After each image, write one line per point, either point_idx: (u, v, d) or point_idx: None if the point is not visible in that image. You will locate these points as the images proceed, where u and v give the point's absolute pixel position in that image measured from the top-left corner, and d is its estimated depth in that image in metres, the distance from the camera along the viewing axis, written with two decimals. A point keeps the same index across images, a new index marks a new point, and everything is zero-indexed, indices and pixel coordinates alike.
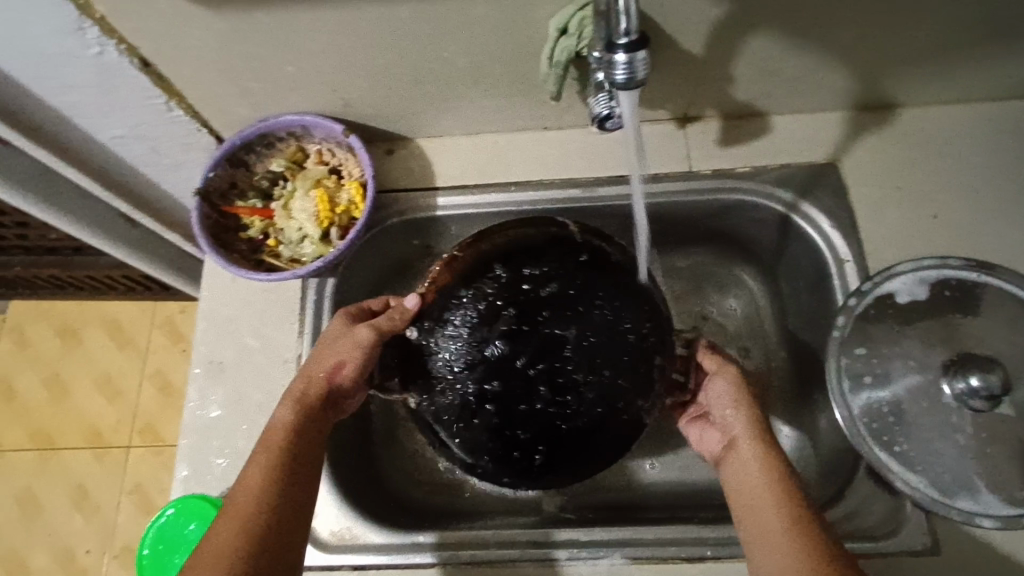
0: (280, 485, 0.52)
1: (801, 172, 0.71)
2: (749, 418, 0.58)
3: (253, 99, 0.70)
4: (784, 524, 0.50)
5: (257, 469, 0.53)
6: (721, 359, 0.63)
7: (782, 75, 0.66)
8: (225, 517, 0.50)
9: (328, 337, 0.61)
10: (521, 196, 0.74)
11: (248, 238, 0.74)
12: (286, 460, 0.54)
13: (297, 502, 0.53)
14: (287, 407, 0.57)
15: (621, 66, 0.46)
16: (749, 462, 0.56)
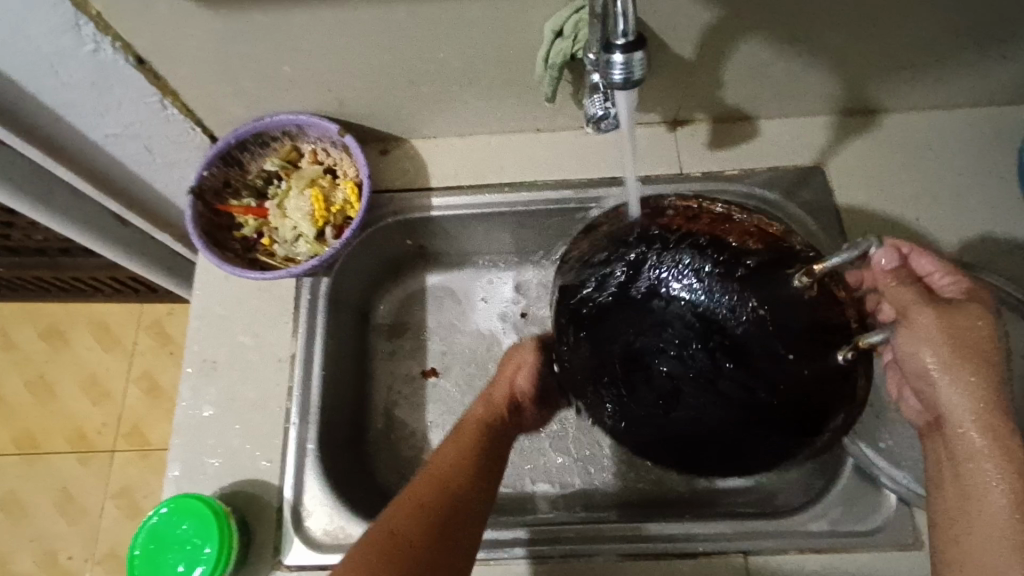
0: (468, 470, 0.59)
1: (789, 174, 0.72)
2: (973, 392, 0.49)
3: (248, 99, 0.70)
4: (1017, 527, 0.46)
5: (453, 454, 0.61)
6: (920, 298, 0.52)
7: (770, 79, 0.68)
8: (412, 497, 0.56)
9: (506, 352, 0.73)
10: (515, 197, 0.75)
11: (242, 237, 0.74)
12: (474, 458, 0.61)
13: (485, 491, 0.59)
14: (481, 404, 0.67)
15: (617, 67, 0.46)
16: (965, 442, 0.49)
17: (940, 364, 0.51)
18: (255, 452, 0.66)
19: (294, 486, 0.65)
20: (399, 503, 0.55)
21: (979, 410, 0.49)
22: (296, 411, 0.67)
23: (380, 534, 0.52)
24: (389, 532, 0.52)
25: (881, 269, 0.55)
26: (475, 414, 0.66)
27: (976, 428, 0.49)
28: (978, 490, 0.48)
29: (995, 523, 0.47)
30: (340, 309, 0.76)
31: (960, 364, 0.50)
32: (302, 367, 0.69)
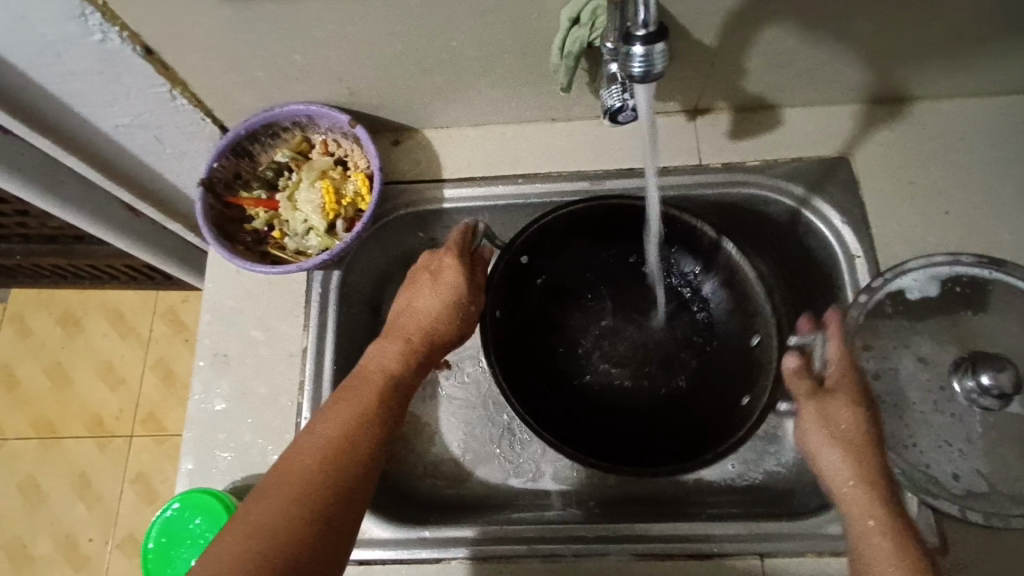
0: (363, 425, 0.54)
1: (812, 166, 0.70)
2: (847, 452, 0.55)
3: (257, 89, 0.69)
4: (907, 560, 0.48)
5: (351, 405, 0.55)
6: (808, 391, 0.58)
7: (795, 67, 0.65)
8: (296, 451, 0.52)
9: (410, 279, 0.65)
10: (528, 189, 0.74)
11: (253, 229, 0.73)
12: (371, 411, 0.55)
13: (380, 446, 0.54)
14: (397, 344, 0.60)
15: (638, 59, 0.44)
16: (838, 463, 0.55)
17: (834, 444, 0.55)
18: (268, 446, 0.66)
19: None
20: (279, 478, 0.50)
21: (834, 447, 0.55)
22: (307, 406, 0.67)
23: (256, 516, 0.47)
24: (254, 524, 0.47)
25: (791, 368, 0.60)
26: (387, 362, 0.59)
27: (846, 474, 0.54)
28: (858, 505, 0.53)
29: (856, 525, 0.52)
30: (351, 302, 0.75)
31: (852, 413, 0.56)
32: (314, 362, 0.69)
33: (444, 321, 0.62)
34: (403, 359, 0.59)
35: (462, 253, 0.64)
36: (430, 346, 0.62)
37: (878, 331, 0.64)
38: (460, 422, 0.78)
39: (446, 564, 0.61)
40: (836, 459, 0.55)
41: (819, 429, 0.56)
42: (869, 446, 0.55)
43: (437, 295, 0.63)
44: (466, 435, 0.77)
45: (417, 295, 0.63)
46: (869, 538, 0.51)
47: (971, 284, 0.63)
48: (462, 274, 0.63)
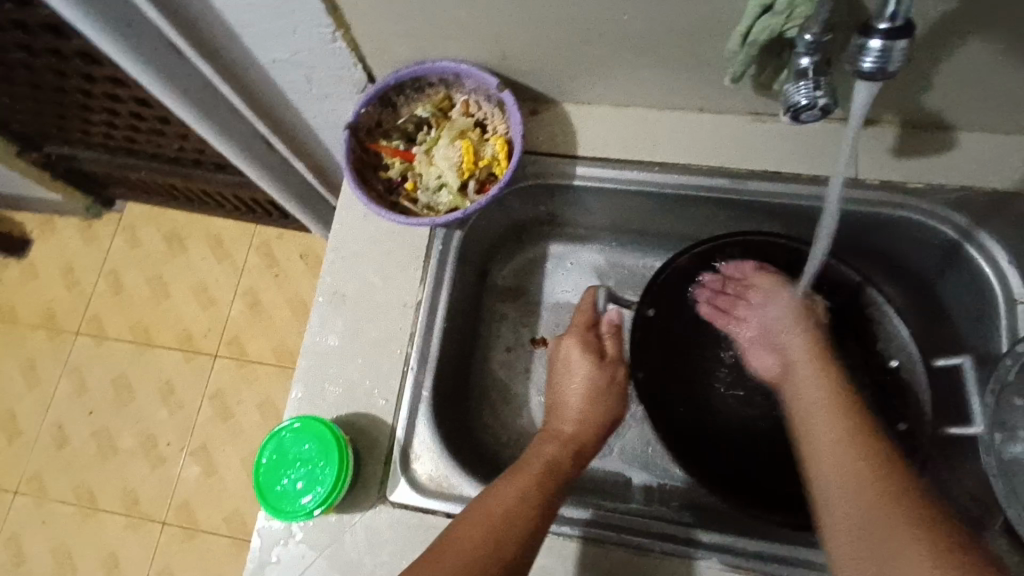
0: (528, 507, 0.55)
1: (979, 197, 0.65)
2: (807, 341, 0.66)
3: (415, 41, 0.70)
4: (874, 491, 0.50)
5: (516, 488, 0.56)
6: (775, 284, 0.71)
7: (987, 88, 0.60)
8: (463, 530, 0.53)
9: (562, 352, 0.69)
10: (665, 177, 0.72)
11: (386, 178, 0.75)
12: (532, 494, 0.56)
13: (543, 527, 0.55)
14: (554, 442, 0.63)
15: (873, 53, 0.43)
16: (811, 381, 0.62)
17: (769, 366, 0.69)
18: (373, 388, 0.68)
19: (405, 427, 0.66)
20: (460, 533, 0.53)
21: (807, 361, 0.64)
22: (415, 357, 0.69)
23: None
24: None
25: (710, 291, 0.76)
26: (546, 452, 0.62)
27: (825, 429, 0.57)
28: (825, 451, 0.55)
29: (824, 484, 0.54)
30: (465, 264, 0.76)
31: (822, 380, 0.61)
32: (426, 316, 0.71)
33: (597, 400, 0.66)
34: (561, 452, 0.62)
35: (595, 343, 0.69)
36: (584, 444, 0.64)
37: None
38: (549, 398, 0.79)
39: None
40: (812, 414, 0.59)
41: (806, 400, 0.61)
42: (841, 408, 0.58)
43: (587, 374, 0.67)
44: None
45: (568, 392, 0.67)
46: (847, 480, 0.52)
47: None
48: (589, 356, 0.68)
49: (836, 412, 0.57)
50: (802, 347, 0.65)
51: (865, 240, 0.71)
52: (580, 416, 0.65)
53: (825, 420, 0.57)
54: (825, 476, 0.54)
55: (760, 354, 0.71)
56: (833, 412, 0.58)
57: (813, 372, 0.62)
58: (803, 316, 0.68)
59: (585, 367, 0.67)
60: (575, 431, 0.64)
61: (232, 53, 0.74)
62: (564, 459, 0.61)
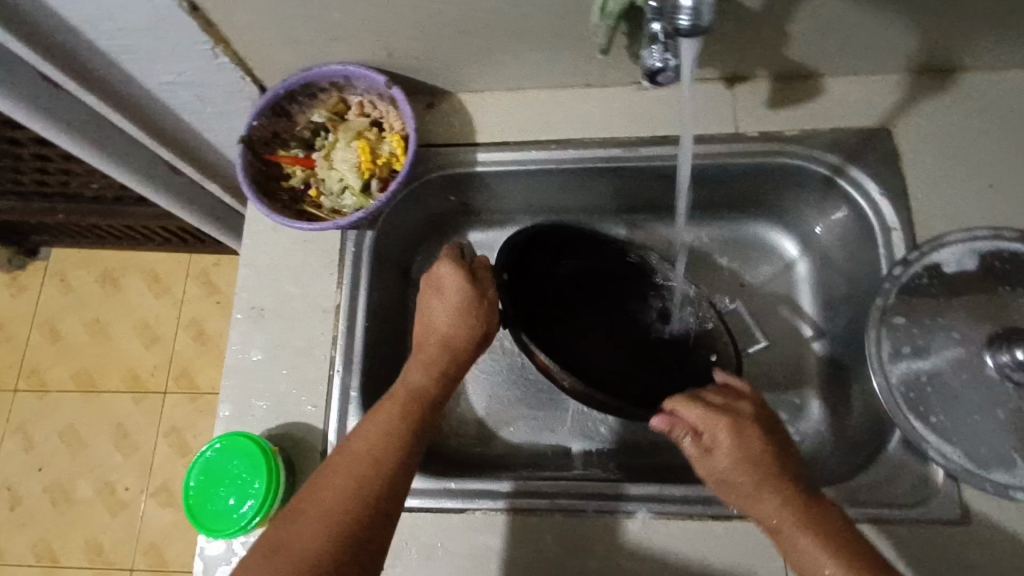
0: (394, 446, 0.56)
1: (851, 137, 0.69)
2: (741, 442, 0.55)
3: (299, 49, 0.70)
4: (830, 553, 0.50)
5: (383, 424, 0.57)
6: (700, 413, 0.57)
7: (840, 34, 0.64)
8: (330, 471, 0.54)
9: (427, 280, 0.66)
10: (562, 155, 0.74)
11: (290, 187, 0.75)
12: (398, 431, 0.57)
13: (414, 457, 0.57)
14: (419, 366, 0.62)
15: (685, 11, 0.45)
16: (741, 445, 0.55)
17: (703, 421, 0.57)
18: (302, 397, 0.68)
19: (338, 430, 0.67)
20: (318, 487, 0.53)
21: (732, 438, 0.55)
22: (340, 360, 0.70)
23: (287, 546, 0.50)
24: (277, 546, 0.50)
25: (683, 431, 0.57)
26: (411, 381, 0.61)
27: (759, 500, 0.53)
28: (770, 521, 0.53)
29: (787, 538, 0.52)
30: (383, 262, 0.77)
31: (738, 442, 0.55)
32: (347, 318, 0.71)
33: (457, 320, 0.63)
34: (424, 379, 0.61)
35: (461, 260, 0.66)
36: (456, 362, 0.63)
37: (934, 321, 0.62)
38: (486, 385, 0.80)
39: (471, 514, 0.63)
40: (732, 486, 0.54)
41: (730, 474, 0.54)
42: (759, 463, 0.54)
43: (454, 300, 0.64)
44: (492, 396, 0.79)
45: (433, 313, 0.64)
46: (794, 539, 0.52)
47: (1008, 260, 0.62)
48: (461, 279, 0.64)
49: (760, 494, 0.53)
50: (731, 453, 0.55)
51: (758, 190, 0.75)
52: (444, 335, 0.63)
53: (763, 489, 0.53)
54: (773, 526, 0.53)
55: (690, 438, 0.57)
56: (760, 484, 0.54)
57: (728, 447, 0.55)
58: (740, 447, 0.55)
59: (455, 285, 0.64)
60: (435, 355, 0.62)
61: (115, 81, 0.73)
62: (432, 386, 0.61)
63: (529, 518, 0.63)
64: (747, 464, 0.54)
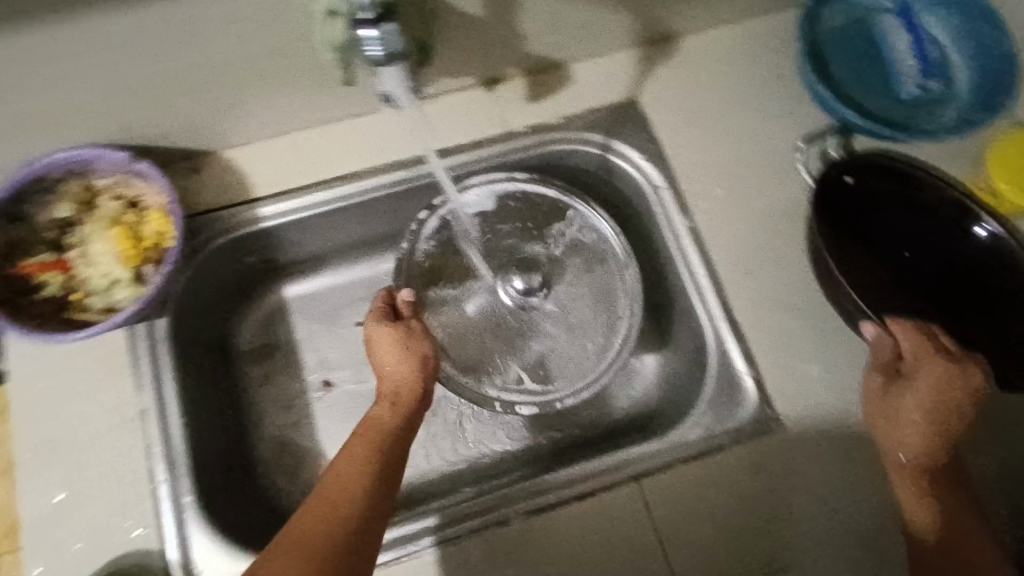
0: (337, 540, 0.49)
1: (607, 113, 0.74)
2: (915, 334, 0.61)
3: (12, 144, 0.62)
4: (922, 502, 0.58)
5: (352, 469, 0.54)
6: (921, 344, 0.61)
7: (566, 24, 0.69)
8: (324, 496, 0.52)
9: (380, 345, 0.64)
10: (348, 189, 0.72)
11: (46, 298, 0.65)
12: (372, 503, 0.52)
13: (340, 535, 0.50)
14: (384, 407, 0.61)
15: (373, 43, 0.46)
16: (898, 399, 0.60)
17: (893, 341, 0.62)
18: (126, 524, 0.61)
19: (178, 545, 0.60)
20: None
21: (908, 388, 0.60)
22: (160, 469, 0.62)
23: None
24: None
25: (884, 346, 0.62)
26: (375, 417, 0.60)
27: (904, 434, 0.59)
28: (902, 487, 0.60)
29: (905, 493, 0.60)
30: (187, 348, 0.70)
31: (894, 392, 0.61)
32: (156, 421, 0.64)
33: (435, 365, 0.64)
34: (390, 414, 0.60)
35: (396, 333, 0.64)
36: (411, 417, 0.61)
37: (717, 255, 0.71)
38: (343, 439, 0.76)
39: None
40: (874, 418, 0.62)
41: (880, 414, 0.61)
42: (929, 345, 0.61)
43: (405, 331, 0.65)
44: None
45: (381, 359, 0.64)
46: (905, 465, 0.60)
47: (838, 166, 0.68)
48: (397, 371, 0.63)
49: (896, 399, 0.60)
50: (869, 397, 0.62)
51: (545, 177, 0.78)
52: (395, 404, 0.61)
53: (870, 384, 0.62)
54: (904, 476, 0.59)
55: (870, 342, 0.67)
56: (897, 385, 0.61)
57: (873, 393, 0.62)
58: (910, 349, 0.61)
59: (391, 335, 0.64)
60: (380, 438, 0.58)
61: None
62: (401, 416, 0.60)
63: (406, 564, 0.60)
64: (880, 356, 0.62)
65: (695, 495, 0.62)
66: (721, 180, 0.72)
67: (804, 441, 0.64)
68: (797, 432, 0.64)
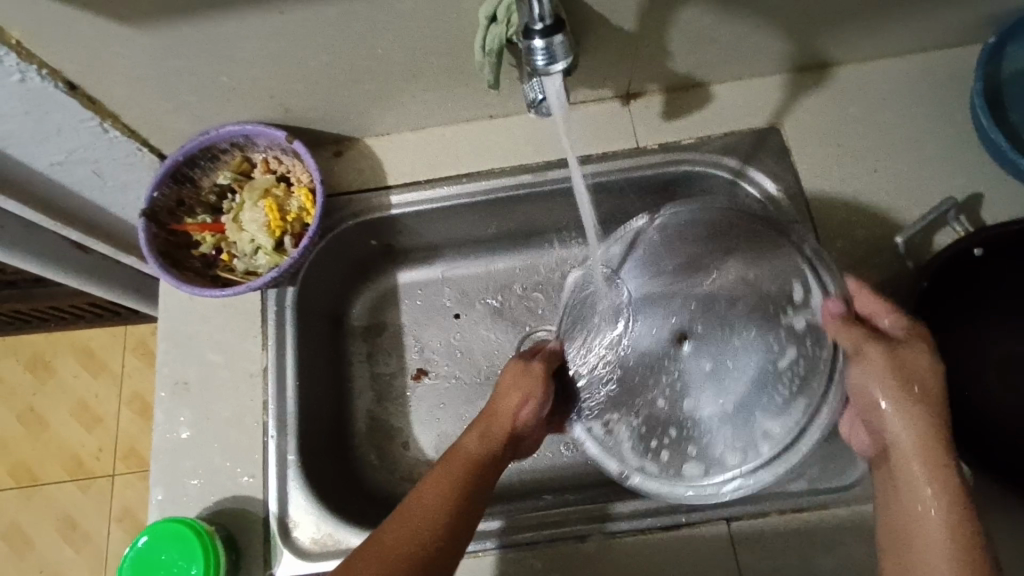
0: (445, 536, 0.52)
1: (745, 138, 0.72)
2: (889, 389, 0.53)
3: (193, 113, 0.69)
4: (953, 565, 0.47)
5: (453, 473, 0.56)
6: (860, 337, 0.55)
7: (715, 43, 0.67)
8: (432, 496, 0.54)
9: (506, 376, 0.63)
10: (473, 187, 0.75)
11: (201, 254, 0.73)
12: (464, 519, 0.54)
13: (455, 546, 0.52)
14: (479, 429, 0.60)
15: (540, 52, 0.48)
16: (890, 425, 0.53)
17: (883, 378, 0.53)
18: (237, 469, 0.66)
19: (278, 499, 0.65)
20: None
21: (898, 406, 0.53)
22: (273, 424, 0.67)
23: None
24: None
25: (866, 385, 0.54)
26: (467, 445, 0.59)
27: (908, 461, 0.52)
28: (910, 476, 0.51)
29: (913, 537, 0.50)
30: (308, 317, 0.75)
31: (913, 416, 0.52)
32: (275, 380, 0.69)
33: (533, 410, 0.62)
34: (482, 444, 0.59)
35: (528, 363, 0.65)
36: (501, 429, 0.61)
37: None
38: (433, 426, 0.79)
39: None
40: (882, 454, 0.55)
41: (899, 433, 0.52)
42: (933, 381, 0.53)
43: (517, 368, 0.64)
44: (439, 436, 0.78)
45: (503, 396, 0.62)
46: (909, 499, 0.51)
47: (957, 255, 0.59)
48: (527, 404, 0.62)
49: (908, 419, 0.52)
50: (911, 428, 0.52)
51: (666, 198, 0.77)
52: (490, 423, 0.61)
53: (920, 416, 0.52)
54: (906, 501, 0.51)
55: (854, 423, 0.59)
56: (897, 396, 0.53)
57: (904, 422, 0.52)
58: (903, 385, 0.53)
59: (519, 378, 0.63)
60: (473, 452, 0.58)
61: (18, 179, 0.69)
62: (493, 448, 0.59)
63: (483, 559, 0.62)
64: (900, 368, 0.53)
65: (788, 549, 0.59)
66: (863, 223, 0.68)
67: None
68: None
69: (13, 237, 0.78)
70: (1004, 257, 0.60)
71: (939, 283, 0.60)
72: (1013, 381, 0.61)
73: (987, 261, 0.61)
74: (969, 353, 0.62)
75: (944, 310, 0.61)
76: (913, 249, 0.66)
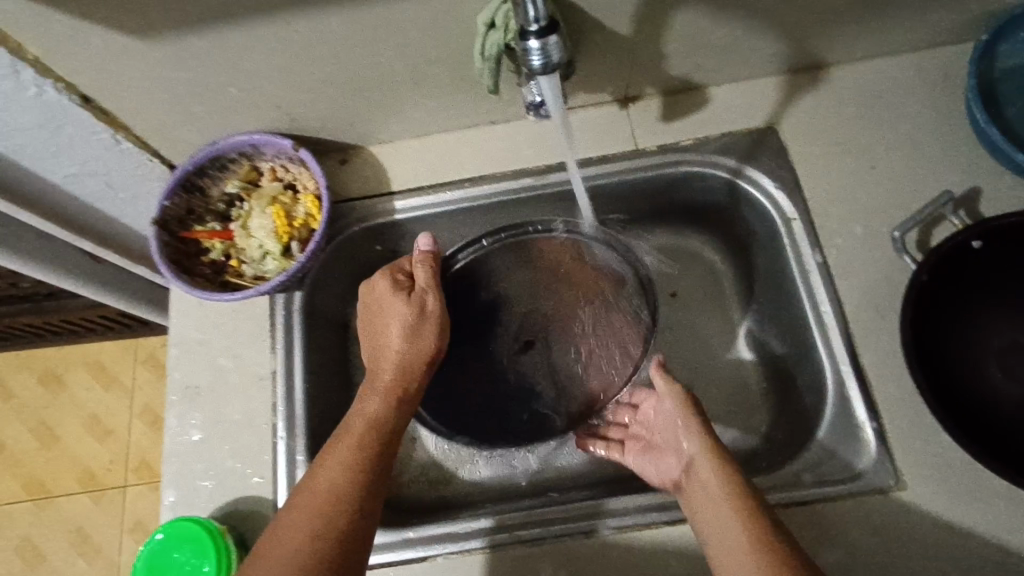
0: (351, 480, 0.55)
1: (741, 138, 0.73)
2: (696, 437, 0.59)
3: (202, 124, 0.71)
4: (748, 537, 0.51)
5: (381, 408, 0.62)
6: (676, 387, 0.63)
7: (710, 46, 0.69)
8: (328, 450, 0.58)
9: (375, 301, 0.68)
10: (476, 191, 0.76)
11: (210, 261, 0.75)
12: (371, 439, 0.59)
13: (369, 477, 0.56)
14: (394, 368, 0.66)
15: (536, 52, 0.50)
16: (699, 467, 0.58)
17: (673, 411, 0.62)
18: (248, 470, 0.67)
19: (287, 499, 0.65)
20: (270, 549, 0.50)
21: (687, 432, 0.60)
22: (282, 426, 0.68)
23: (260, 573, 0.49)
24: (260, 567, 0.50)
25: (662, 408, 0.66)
26: (366, 410, 0.61)
27: (693, 450, 0.59)
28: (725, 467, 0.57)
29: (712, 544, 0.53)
30: (315, 321, 0.77)
31: (693, 435, 0.60)
32: (284, 382, 0.70)
33: (406, 331, 0.66)
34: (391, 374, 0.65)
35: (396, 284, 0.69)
36: (405, 381, 0.64)
37: (858, 302, 0.66)
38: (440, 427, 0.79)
39: (432, 561, 0.63)
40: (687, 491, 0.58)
41: (680, 425, 0.61)
42: (690, 408, 0.61)
43: (410, 314, 0.67)
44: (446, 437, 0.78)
45: (382, 323, 0.67)
46: (711, 502, 0.55)
47: (955, 247, 0.60)
48: (398, 327, 0.66)
49: (690, 433, 0.60)
50: (698, 446, 0.59)
51: (666, 200, 0.78)
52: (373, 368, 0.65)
53: (696, 435, 0.59)
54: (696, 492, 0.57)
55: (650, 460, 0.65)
56: (702, 426, 0.60)
57: (695, 446, 0.59)
58: (686, 413, 0.61)
59: (403, 309, 0.67)
60: (374, 403, 0.62)
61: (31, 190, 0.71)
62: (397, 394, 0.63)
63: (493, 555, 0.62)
64: (690, 410, 0.61)
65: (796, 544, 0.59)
66: (861, 220, 0.68)
67: (932, 507, 0.58)
68: (923, 494, 0.59)
69: (27, 247, 0.79)
70: (1003, 250, 0.61)
71: (940, 276, 0.60)
72: (1014, 373, 0.62)
73: (986, 256, 0.61)
74: (970, 345, 0.62)
75: (944, 303, 0.62)
76: (911, 242, 0.66)
